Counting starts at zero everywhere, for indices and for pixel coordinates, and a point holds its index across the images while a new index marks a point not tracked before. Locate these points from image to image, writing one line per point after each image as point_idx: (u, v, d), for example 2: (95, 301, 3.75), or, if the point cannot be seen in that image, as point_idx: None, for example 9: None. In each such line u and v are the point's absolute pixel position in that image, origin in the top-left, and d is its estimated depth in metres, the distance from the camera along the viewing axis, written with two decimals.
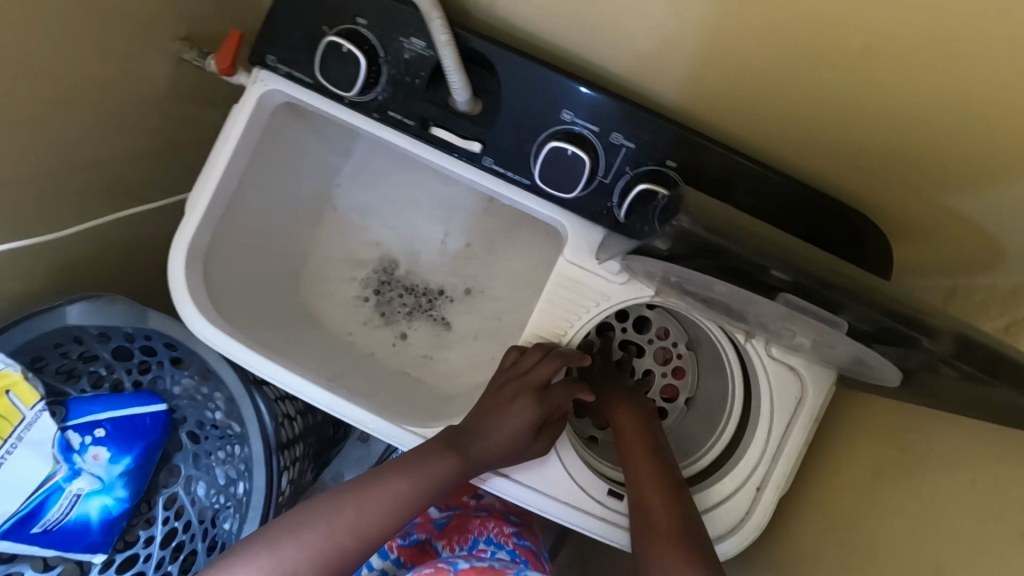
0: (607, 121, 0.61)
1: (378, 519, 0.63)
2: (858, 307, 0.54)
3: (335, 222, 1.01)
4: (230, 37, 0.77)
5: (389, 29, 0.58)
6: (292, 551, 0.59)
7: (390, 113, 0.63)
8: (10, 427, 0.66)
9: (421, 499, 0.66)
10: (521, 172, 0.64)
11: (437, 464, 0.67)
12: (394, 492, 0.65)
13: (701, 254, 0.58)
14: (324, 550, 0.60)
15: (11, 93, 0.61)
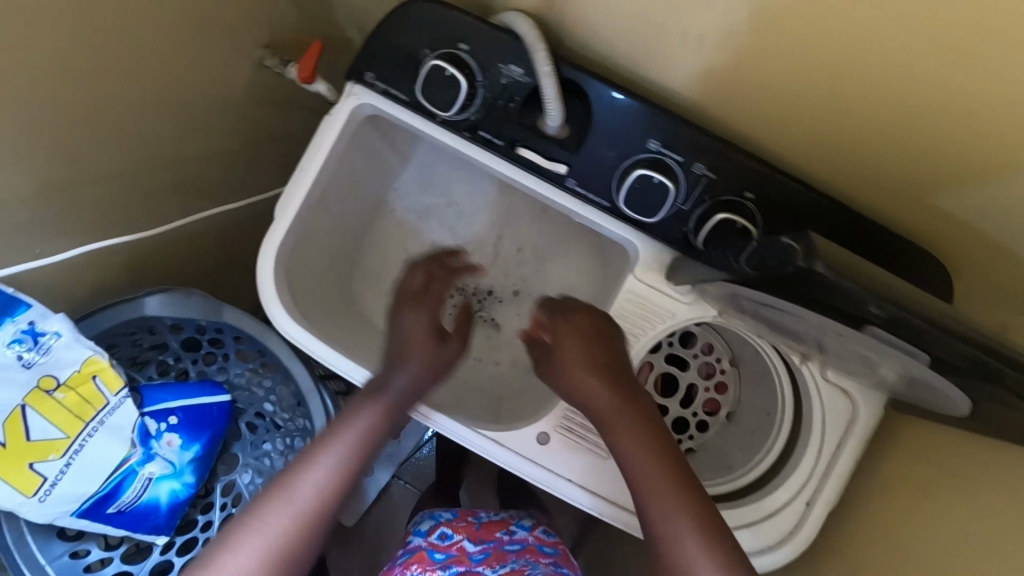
0: (691, 150, 0.57)
1: (311, 505, 0.60)
2: (955, 345, 0.41)
3: (393, 224, 1.00)
4: (314, 47, 0.79)
5: (491, 55, 0.58)
6: (239, 563, 0.56)
7: (480, 132, 0.62)
8: (94, 410, 0.71)
9: (360, 449, 0.65)
10: (601, 194, 0.61)
11: (352, 428, 0.65)
12: (320, 480, 0.61)
13: (802, 286, 0.46)
14: (267, 549, 0.57)
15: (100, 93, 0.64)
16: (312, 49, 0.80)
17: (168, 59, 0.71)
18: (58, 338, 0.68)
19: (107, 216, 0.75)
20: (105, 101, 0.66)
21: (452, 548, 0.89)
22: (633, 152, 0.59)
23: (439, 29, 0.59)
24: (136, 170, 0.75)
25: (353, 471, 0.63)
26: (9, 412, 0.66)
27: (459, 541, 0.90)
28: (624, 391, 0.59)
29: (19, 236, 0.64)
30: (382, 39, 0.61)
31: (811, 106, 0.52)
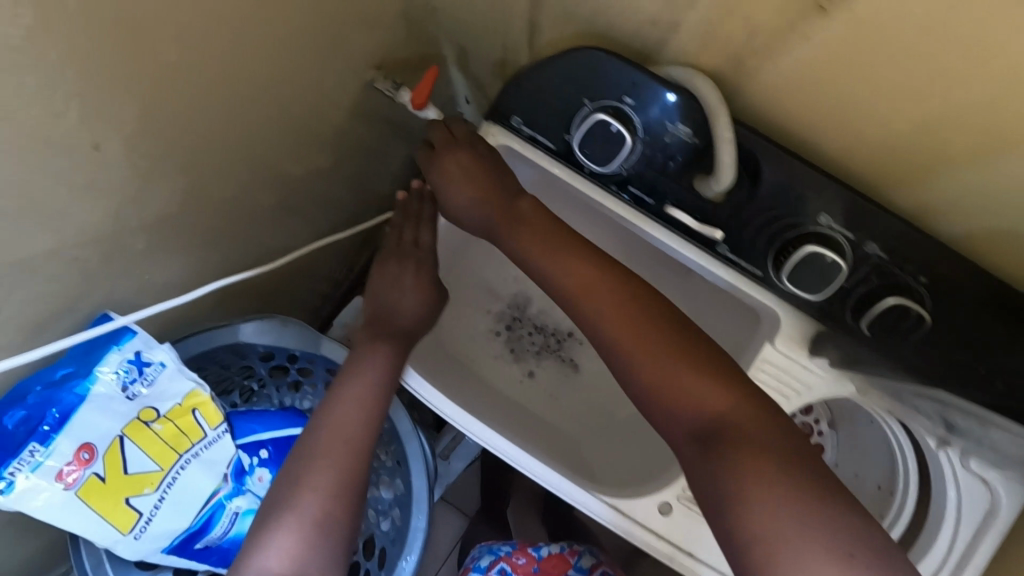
0: (866, 230, 0.53)
1: (357, 434, 0.58)
2: None
3: (480, 253, 0.97)
4: (432, 73, 0.75)
5: (656, 111, 0.54)
6: (311, 501, 0.55)
7: (631, 188, 0.60)
8: (190, 442, 0.68)
9: (375, 398, 0.60)
10: (756, 263, 0.59)
11: (364, 367, 0.61)
12: (351, 412, 0.59)
13: None
14: (334, 484, 0.56)
15: (222, 123, 0.60)
16: (428, 75, 0.75)
17: (292, 81, 0.66)
18: (162, 368, 0.65)
19: (209, 238, 0.71)
20: (229, 126, 0.62)
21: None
22: (799, 226, 0.55)
23: (601, 80, 0.55)
24: (240, 192, 0.71)
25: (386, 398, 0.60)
26: (108, 443, 0.63)
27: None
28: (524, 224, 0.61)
29: (131, 266, 0.61)
30: (536, 83, 0.57)
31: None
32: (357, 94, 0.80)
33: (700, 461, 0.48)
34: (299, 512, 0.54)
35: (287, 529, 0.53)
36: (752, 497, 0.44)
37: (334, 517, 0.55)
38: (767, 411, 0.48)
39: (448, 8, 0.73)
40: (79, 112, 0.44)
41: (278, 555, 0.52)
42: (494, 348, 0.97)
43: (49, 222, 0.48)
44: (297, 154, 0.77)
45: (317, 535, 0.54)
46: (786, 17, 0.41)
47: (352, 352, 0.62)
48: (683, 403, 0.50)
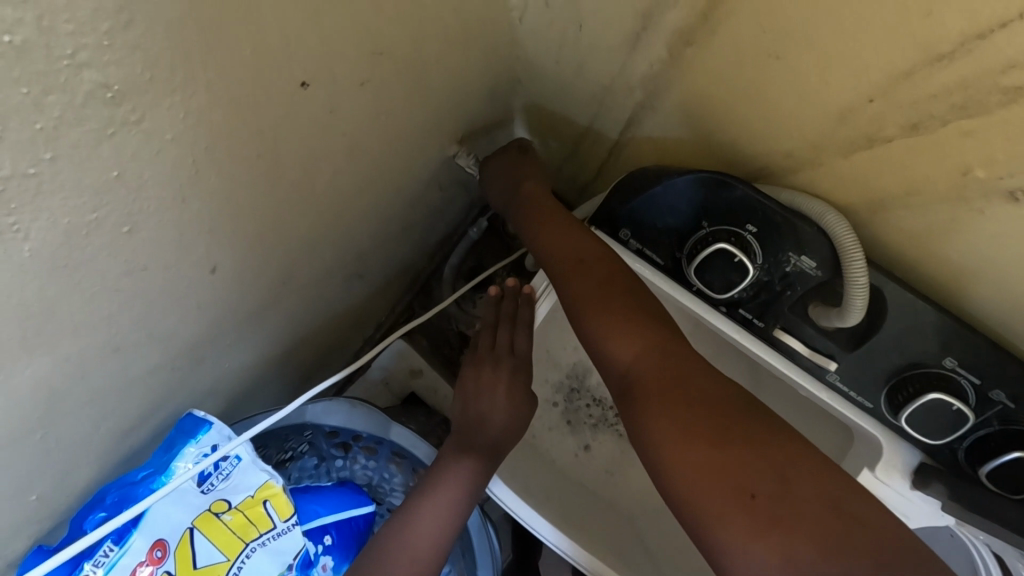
0: (996, 378, 0.51)
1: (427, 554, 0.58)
2: None
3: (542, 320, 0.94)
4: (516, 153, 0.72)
5: (780, 243, 0.53)
6: None
7: (741, 310, 0.57)
8: (257, 533, 0.64)
9: (456, 514, 0.60)
10: (867, 394, 0.57)
11: (442, 483, 0.61)
12: (427, 534, 0.58)
13: None
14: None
15: (315, 222, 0.57)
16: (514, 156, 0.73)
17: (387, 168, 0.64)
18: (237, 461, 0.64)
19: (284, 318, 0.68)
20: (324, 219, 0.59)
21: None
22: (921, 365, 0.53)
23: (722, 206, 0.54)
24: (322, 271, 0.69)
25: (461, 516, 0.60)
26: (178, 538, 0.61)
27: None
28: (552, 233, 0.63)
29: (213, 361, 0.58)
30: (653, 197, 0.56)
31: None
32: (435, 166, 0.78)
33: (623, 413, 0.51)
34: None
35: None
36: (657, 439, 0.47)
37: None
38: (681, 365, 0.50)
39: (544, 92, 0.70)
40: (206, 244, 0.41)
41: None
42: (548, 418, 0.94)
43: (157, 343, 0.45)
44: (374, 228, 0.75)
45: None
46: (965, 193, 0.39)
47: (438, 460, 0.62)
48: (608, 364, 0.54)
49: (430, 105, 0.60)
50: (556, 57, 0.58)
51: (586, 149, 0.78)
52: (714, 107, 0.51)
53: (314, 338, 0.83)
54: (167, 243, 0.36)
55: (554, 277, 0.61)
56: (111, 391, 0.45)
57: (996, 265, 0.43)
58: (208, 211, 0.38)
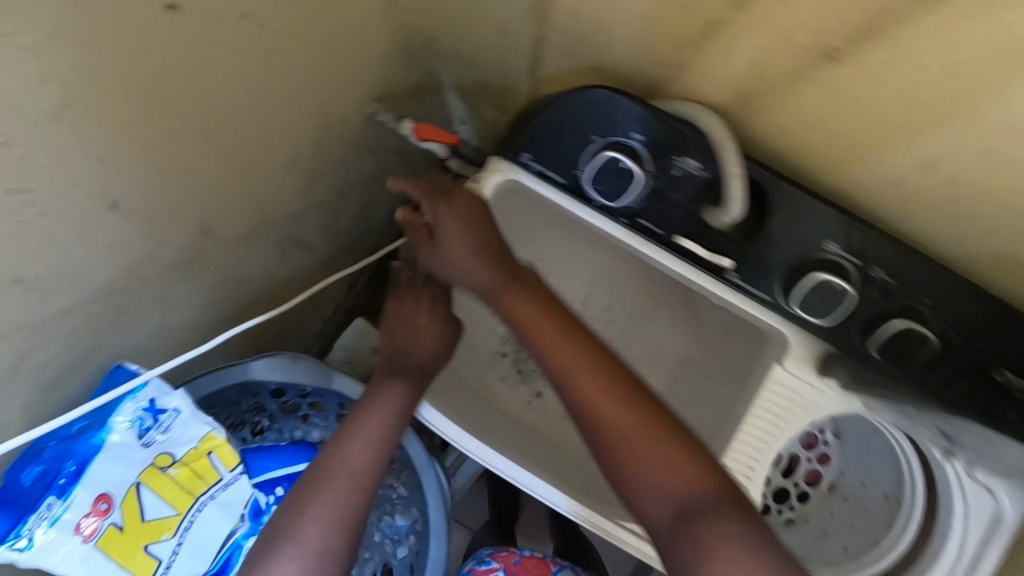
0: (872, 256, 0.55)
1: (363, 471, 0.58)
2: None
3: None
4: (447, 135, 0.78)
5: (666, 149, 0.56)
6: (314, 531, 0.54)
7: (639, 220, 0.60)
8: (206, 485, 0.67)
9: (388, 427, 0.62)
10: (766, 288, 0.60)
11: (374, 405, 0.62)
12: (365, 451, 0.59)
13: None
14: (338, 518, 0.55)
15: (227, 167, 0.59)
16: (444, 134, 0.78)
17: (303, 123, 0.67)
18: (177, 415, 0.65)
19: (219, 281, 0.71)
20: (238, 170, 0.61)
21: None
22: (807, 254, 0.57)
23: (610, 119, 0.56)
24: (251, 233, 0.71)
25: (395, 434, 0.62)
26: (125, 492, 0.63)
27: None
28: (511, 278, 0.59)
29: (140, 313, 0.60)
30: (548, 123, 0.58)
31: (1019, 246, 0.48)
32: (360, 130, 0.81)
33: (677, 539, 0.45)
34: (301, 542, 0.53)
35: (289, 556, 0.53)
36: (728, 555, 0.43)
37: (336, 549, 0.54)
38: (693, 442, 0.49)
39: (454, 45, 0.74)
40: (96, 172, 0.43)
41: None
42: (501, 369, 0.98)
43: (65, 279, 0.47)
44: (303, 193, 0.77)
45: (315, 567, 0.53)
46: (796, 61, 0.43)
47: (369, 388, 0.65)
48: (661, 488, 0.47)
49: (337, 56, 0.63)
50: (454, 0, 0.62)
51: (505, 102, 0.81)
52: (591, 27, 0.54)
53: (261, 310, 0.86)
54: (48, 161, 0.39)
55: (534, 336, 0.55)
56: (23, 326, 0.47)
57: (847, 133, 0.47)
58: (89, 134, 0.41)
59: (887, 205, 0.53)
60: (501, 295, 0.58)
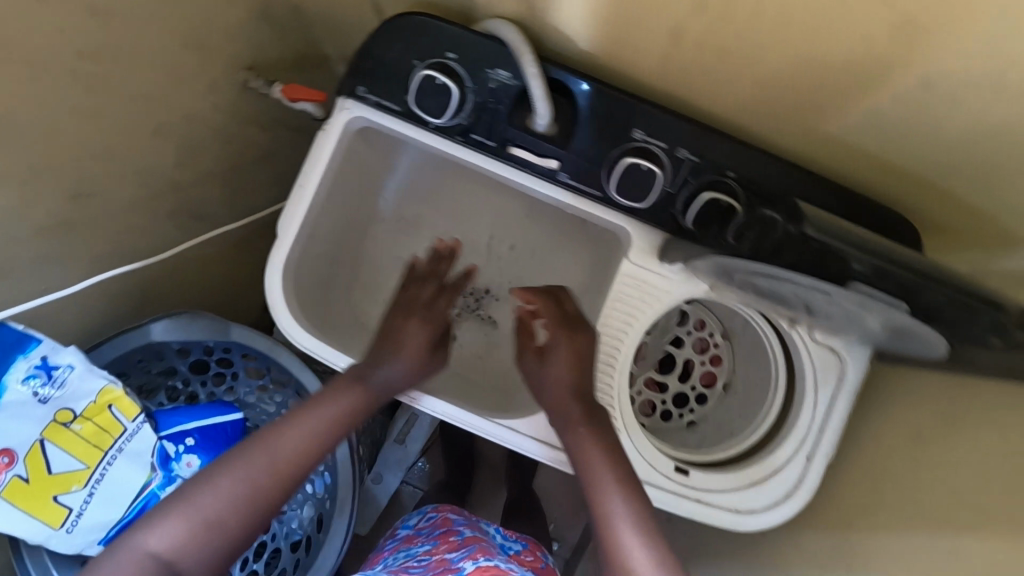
0: (674, 138, 0.61)
1: (280, 463, 0.64)
2: (927, 293, 0.46)
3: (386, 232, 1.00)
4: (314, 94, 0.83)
5: (477, 62, 0.61)
6: (209, 500, 0.60)
7: (473, 136, 0.65)
8: (112, 438, 0.72)
9: (324, 436, 0.67)
10: (594, 184, 0.64)
11: (320, 404, 0.69)
12: (290, 446, 0.65)
13: (804, 259, 0.49)
14: (239, 494, 0.61)
15: (81, 131, 0.62)
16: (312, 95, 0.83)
17: (168, 91, 0.71)
18: (71, 369, 0.68)
19: (108, 252, 0.74)
20: (98, 136, 0.65)
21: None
22: (619, 144, 0.62)
23: (425, 43, 0.61)
24: (140, 204, 0.75)
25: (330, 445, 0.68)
26: (28, 447, 0.66)
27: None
28: (591, 416, 0.66)
29: (18, 280, 0.64)
30: (375, 56, 0.63)
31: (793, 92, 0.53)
32: (241, 101, 0.85)
33: None
34: (195, 507, 0.59)
35: (179, 516, 0.59)
36: None
37: (227, 519, 0.60)
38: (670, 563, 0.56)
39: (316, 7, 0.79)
40: None
41: (163, 536, 0.58)
42: None
43: None
44: (190, 164, 0.81)
45: (201, 531, 0.59)
46: None
47: (327, 386, 0.71)
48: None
49: (182, 19, 0.67)
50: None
51: None
52: None
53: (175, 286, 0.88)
54: None
55: (583, 473, 0.64)
56: None
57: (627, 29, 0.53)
58: None
59: (687, 82, 0.58)
60: (566, 423, 0.67)
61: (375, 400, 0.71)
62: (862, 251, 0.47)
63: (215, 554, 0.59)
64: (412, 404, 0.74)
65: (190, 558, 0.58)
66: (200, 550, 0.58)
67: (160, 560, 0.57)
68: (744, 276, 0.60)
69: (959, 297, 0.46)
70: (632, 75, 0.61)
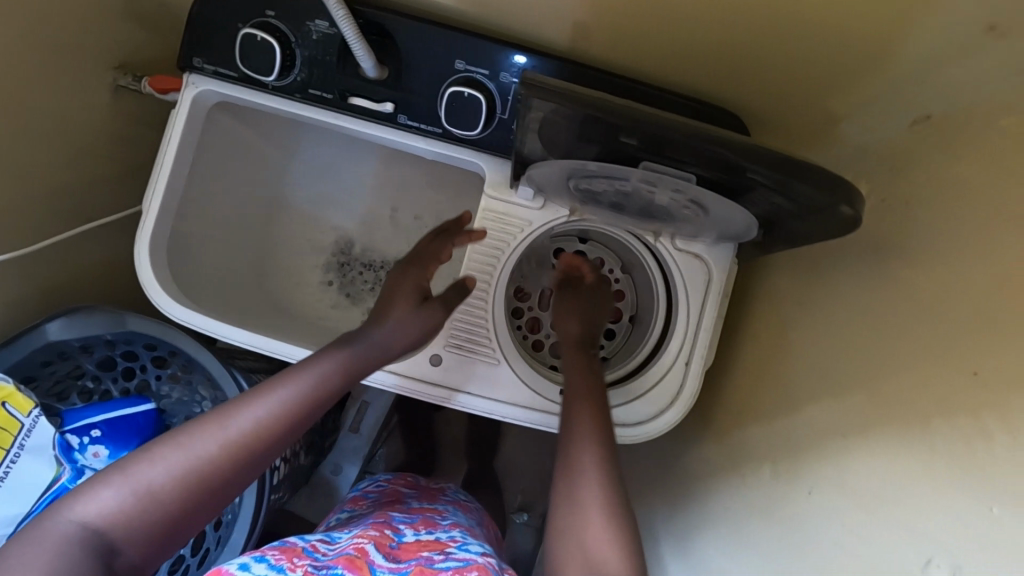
0: (493, 63, 0.63)
1: (244, 439, 0.53)
2: (696, 150, 0.47)
3: (290, 214, 0.95)
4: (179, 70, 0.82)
5: (297, 16, 0.63)
6: (149, 469, 0.49)
7: (311, 90, 0.66)
8: (11, 436, 0.71)
9: (296, 401, 0.58)
10: (431, 121, 0.66)
11: (308, 373, 0.60)
12: (259, 420, 0.55)
13: (593, 133, 0.51)
14: (193, 467, 0.50)
15: None
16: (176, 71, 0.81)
17: (34, 91, 0.70)
18: None
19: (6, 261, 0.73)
20: None
21: (347, 550, 0.57)
22: (445, 77, 0.64)
23: (248, 6, 0.64)
24: (32, 210, 0.75)
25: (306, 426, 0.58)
26: None
27: (360, 544, 0.58)
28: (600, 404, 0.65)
29: None
30: (205, 25, 0.65)
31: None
32: (118, 103, 0.85)
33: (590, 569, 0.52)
34: (142, 479, 0.49)
35: (111, 483, 0.48)
36: None
37: (170, 490, 0.49)
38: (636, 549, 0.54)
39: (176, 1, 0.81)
40: None
41: (98, 507, 0.47)
42: (332, 298, 0.95)
43: None
44: (81, 170, 0.82)
45: (140, 505, 0.48)
46: None
47: (309, 354, 0.64)
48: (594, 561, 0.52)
49: (31, 16, 0.67)
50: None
51: None
52: None
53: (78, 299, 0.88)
54: None
55: (564, 445, 0.62)
56: None
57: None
58: None
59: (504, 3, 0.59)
60: (577, 402, 0.66)
61: (358, 372, 0.64)
62: (625, 118, 0.48)
63: (158, 539, 0.48)
64: (449, 404, 0.71)
65: (129, 541, 0.47)
66: (141, 532, 0.47)
67: (89, 536, 0.45)
68: (579, 181, 0.62)
69: (761, 152, 0.46)
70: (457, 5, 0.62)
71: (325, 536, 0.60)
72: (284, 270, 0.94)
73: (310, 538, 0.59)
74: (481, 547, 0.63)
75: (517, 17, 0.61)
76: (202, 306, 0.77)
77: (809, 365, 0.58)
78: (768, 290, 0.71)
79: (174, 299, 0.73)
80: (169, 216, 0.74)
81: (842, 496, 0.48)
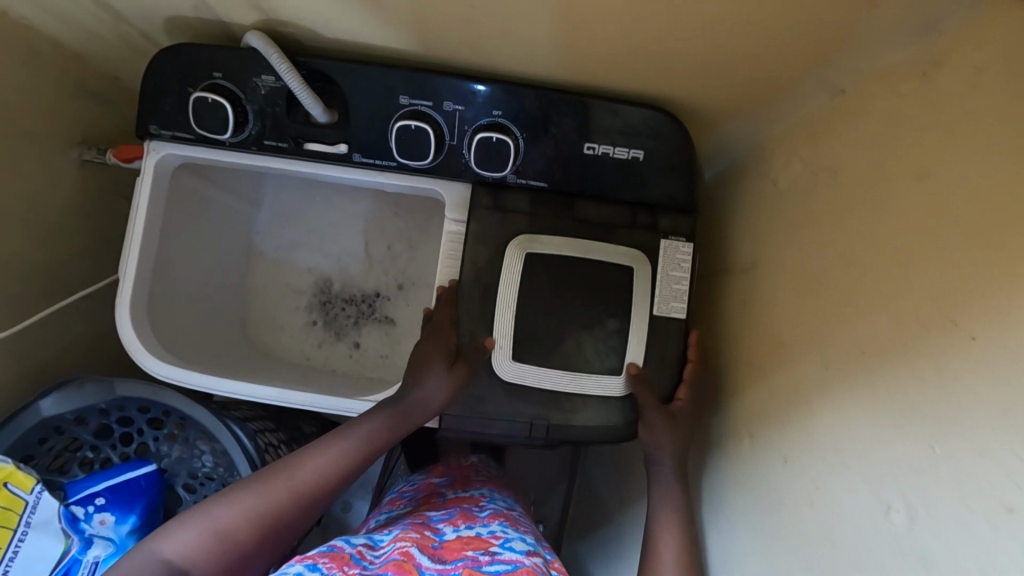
0: (436, 94, 0.66)
1: (307, 488, 0.59)
2: None
3: (265, 262, 0.97)
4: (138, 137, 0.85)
5: (243, 74, 0.66)
6: (226, 512, 0.55)
7: (266, 141, 0.69)
8: (17, 515, 0.71)
9: (353, 457, 0.63)
10: (384, 155, 0.70)
11: (361, 426, 0.66)
12: (320, 468, 0.61)
13: None
14: (260, 510, 0.56)
15: None
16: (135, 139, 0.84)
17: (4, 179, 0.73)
18: None
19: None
20: None
21: (394, 555, 0.56)
22: (391, 111, 0.67)
23: (191, 69, 0.67)
24: (14, 293, 0.77)
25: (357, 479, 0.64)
26: None
27: (404, 546, 0.57)
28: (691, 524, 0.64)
29: None
30: (155, 94, 0.68)
31: (515, 28, 0.58)
32: (84, 177, 0.87)
33: None
34: (215, 520, 0.54)
35: (193, 524, 0.53)
36: None
37: (241, 533, 0.54)
38: None
39: (129, 72, 0.83)
40: None
41: (175, 547, 0.52)
42: (317, 338, 0.96)
43: None
44: (53, 244, 0.83)
45: (217, 546, 0.53)
46: None
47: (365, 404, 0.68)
48: None
49: None
50: (72, 30, 0.72)
51: None
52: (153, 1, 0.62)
53: (61, 375, 0.88)
54: None
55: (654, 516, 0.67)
56: None
57: (350, 4, 0.58)
58: None
59: (433, 41, 0.63)
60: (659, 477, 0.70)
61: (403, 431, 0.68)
62: None
63: None
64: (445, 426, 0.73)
65: None
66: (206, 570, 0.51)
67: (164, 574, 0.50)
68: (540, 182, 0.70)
69: None
70: (390, 46, 0.65)
71: (369, 543, 0.60)
72: (267, 314, 0.96)
73: (355, 544, 0.59)
74: (523, 543, 0.63)
75: (450, 53, 0.65)
76: (190, 363, 0.79)
77: (774, 333, 0.60)
78: (724, 276, 0.74)
79: (159, 359, 0.75)
80: (146, 279, 0.76)
81: (816, 464, 0.50)
